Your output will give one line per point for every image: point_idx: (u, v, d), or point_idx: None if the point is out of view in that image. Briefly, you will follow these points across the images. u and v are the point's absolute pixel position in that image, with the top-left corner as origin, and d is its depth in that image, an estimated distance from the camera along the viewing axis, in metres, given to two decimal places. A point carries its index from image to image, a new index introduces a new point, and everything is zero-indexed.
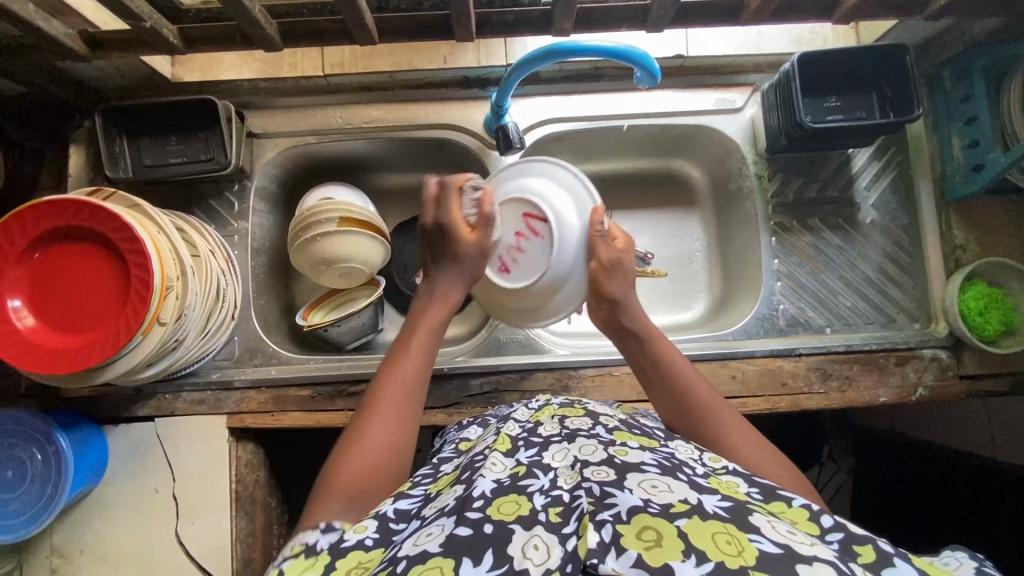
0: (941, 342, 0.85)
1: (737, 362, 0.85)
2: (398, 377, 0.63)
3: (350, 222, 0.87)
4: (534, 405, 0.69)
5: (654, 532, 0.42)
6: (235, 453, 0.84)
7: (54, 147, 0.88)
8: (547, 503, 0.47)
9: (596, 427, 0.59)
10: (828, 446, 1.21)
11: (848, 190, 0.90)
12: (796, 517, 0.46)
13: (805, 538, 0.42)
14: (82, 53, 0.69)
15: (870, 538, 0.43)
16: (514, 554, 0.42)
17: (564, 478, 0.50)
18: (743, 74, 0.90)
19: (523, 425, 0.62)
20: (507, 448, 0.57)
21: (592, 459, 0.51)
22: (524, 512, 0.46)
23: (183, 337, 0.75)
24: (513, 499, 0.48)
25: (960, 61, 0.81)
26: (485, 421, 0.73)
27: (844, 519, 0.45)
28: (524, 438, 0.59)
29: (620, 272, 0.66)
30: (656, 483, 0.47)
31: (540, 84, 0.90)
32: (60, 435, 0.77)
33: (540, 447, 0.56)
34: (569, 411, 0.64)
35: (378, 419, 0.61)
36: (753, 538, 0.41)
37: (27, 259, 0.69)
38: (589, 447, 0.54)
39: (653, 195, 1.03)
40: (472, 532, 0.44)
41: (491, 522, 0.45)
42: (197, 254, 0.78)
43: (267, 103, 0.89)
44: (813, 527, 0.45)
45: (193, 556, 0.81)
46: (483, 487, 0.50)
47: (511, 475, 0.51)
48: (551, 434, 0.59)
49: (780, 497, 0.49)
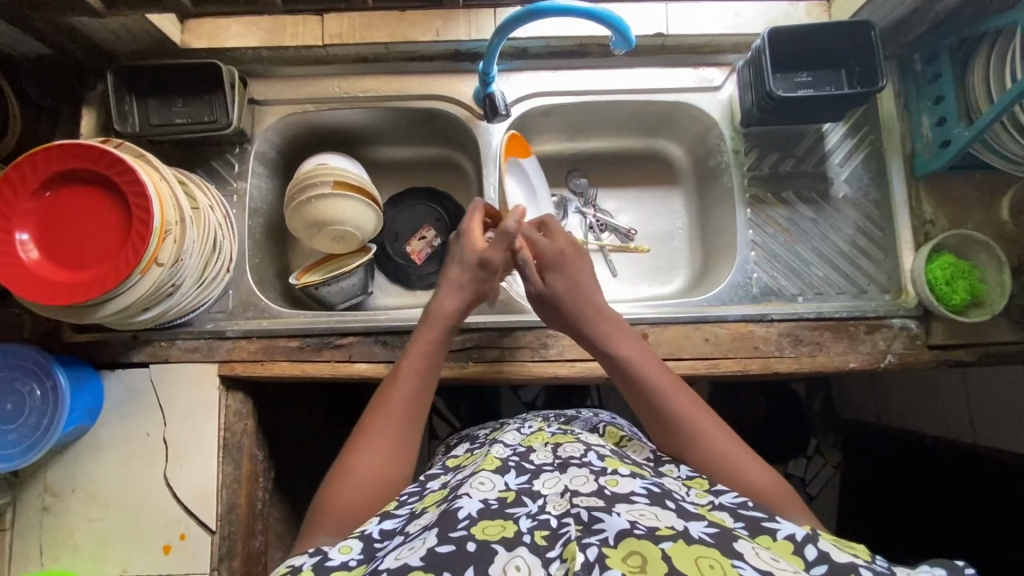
0: (910, 312, 0.88)
1: (710, 326, 0.88)
2: (391, 409, 0.68)
3: (343, 186, 0.93)
4: (526, 431, 0.72)
5: (640, 558, 0.44)
6: (225, 402, 0.88)
7: (69, 107, 0.92)
8: (533, 526, 0.50)
9: (589, 454, 0.61)
10: (816, 440, 1.32)
11: (822, 166, 0.93)
12: (782, 550, 0.49)
13: (788, 566, 0.45)
14: (97, 7, 0.73)
15: (853, 566, 0.47)
16: (495, 574, 0.45)
17: (553, 505, 0.53)
18: (721, 54, 0.95)
19: (513, 448, 0.65)
20: (495, 467, 0.60)
21: (581, 489, 0.54)
22: (508, 534, 0.49)
23: (179, 283, 0.79)
24: (499, 522, 0.50)
25: (926, 44, 0.87)
26: (473, 440, 0.76)
27: (828, 549, 0.48)
28: (515, 461, 0.61)
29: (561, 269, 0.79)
30: (644, 512, 0.50)
31: (528, 59, 0.95)
32: (59, 370, 0.80)
33: (532, 474, 0.59)
34: (562, 437, 0.66)
35: (367, 453, 0.65)
36: (736, 563, 0.44)
37: (38, 196, 0.73)
38: (581, 477, 0.56)
39: (636, 172, 1.08)
40: (456, 549, 0.47)
41: (474, 540, 0.48)
42: (196, 207, 0.82)
43: (270, 71, 0.95)
44: (798, 560, 0.48)
45: (179, 498, 0.84)
46: (469, 505, 0.52)
47: (499, 497, 0.54)
48: (543, 462, 0.61)
49: (766, 531, 0.51)
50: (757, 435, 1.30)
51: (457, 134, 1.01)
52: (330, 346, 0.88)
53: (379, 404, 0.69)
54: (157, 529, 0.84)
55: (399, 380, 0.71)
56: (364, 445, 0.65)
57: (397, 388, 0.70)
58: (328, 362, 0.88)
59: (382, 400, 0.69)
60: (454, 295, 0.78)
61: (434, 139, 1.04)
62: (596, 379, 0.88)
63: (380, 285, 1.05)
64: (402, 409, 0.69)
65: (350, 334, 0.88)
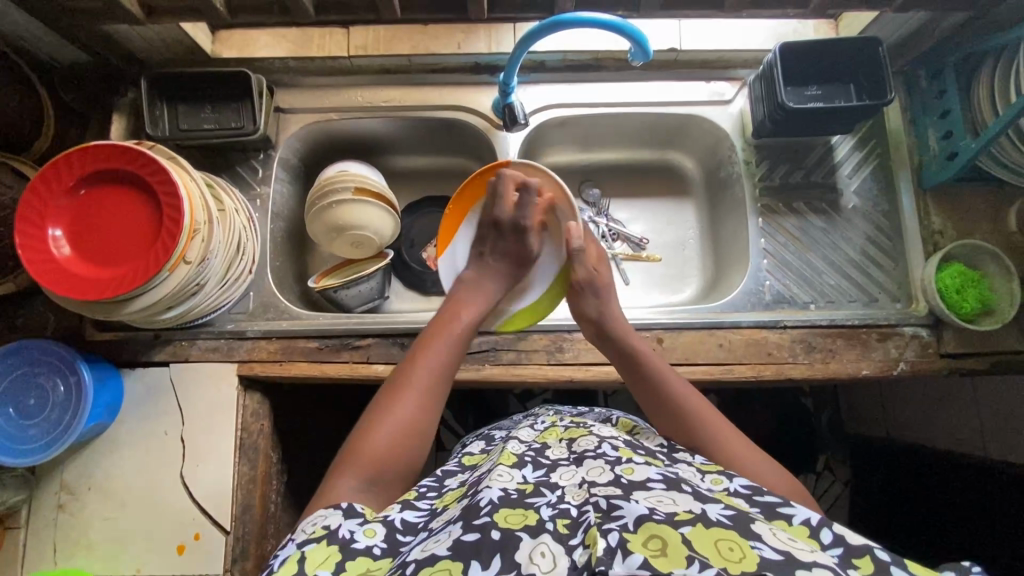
0: (922, 320, 0.89)
1: (724, 332, 0.89)
2: (413, 382, 0.67)
3: (365, 193, 0.95)
4: (539, 426, 0.73)
5: (660, 541, 0.43)
6: (242, 402, 0.88)
7: (99, 112, 0.95)
8: (554, 514, 0.50)
9: (602, 445, 0.62)
10: (825, 457, 1.32)
11: (832, 177, 0.95)
12: (797, 533, 0.48)
13: (805, 546, 0.45)
14: (137, 14, 0.77)
15: (867, 548, 0.46)
16: (521, 561, 0.45)
17: (572, 495, 0.53)
18: (732, 69, 0.98)
19: (529, 445, 0.66)
20: (512, 462, 0.60)
21: (599, 480, 0.54)
22: (531, 522, 0.48)
23: (203, 282, 0.81)
24: (520, 511, 0.50)
25: (932, 61, 0.90)
26: (489, 437, 0.77)
27: (844, 532, 0.48)
28: (531, 457, 0.63)
29: (591, 291, 0.81)
30: (661, 497, 0.50)
31: (546, 72, 0.98)
32: (83, 367, 0.81)
33: (548, 468, 0.60)
34: (574, 432, 0.68)
35: (399, 404, 0.65)
36: (755, 544, 0.44)
37: (73, 194, 0.76)
38: (597, 468, 0.57)
39: (649, 184, 1.11)
40: (480, 537, 0.47)
41: (498, 528, 0.48)
42: (222, 208, 0.84)
43: (296, 81, 0.98)
44: (814, 542, 0.47)
45: (195, 497, 0.84)
46: (490, 494, 0.52)
47: (518, 488, 0.54)
48: (559, 457, 0.62)
49: (782, 515, 0.51)
50: (768, 449, 1.29)
51: (474, 144, 1.03)
52: (348, 347, 0.89)
53: (413, 357, 0.70)
54: (173, 528, 0.84)
55: (436, 338, 0.72)
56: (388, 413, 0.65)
57: (434, 345, 0.71)
58: (346, 362, 0.89)
59: (403, 376, 0.68)
60: (496, 278, 0.82)
61: (451, 148, 1.07)
62: (610, 384, 0.88)
63: (395, 290, 1.07)
64: (436, 363, 0.70)
65: (369, 336, 0.90)
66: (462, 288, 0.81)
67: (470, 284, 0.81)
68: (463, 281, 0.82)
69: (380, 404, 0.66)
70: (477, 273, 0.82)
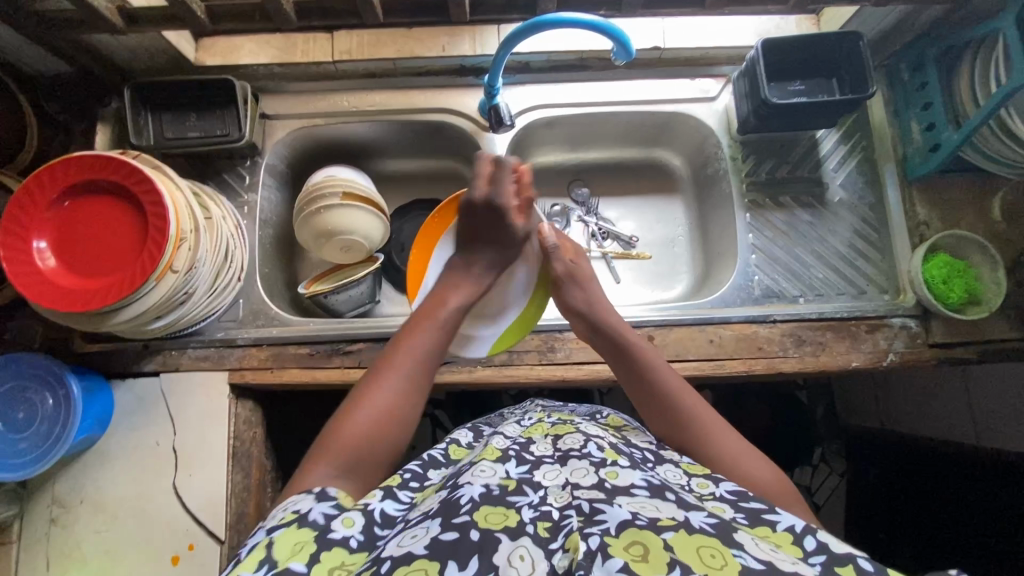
0: (909, 311, 0.89)
1: (714, 327, 0.89)
2: (396, 365, 0.69)
3: (354, 197, 0.95)
4: (526, 422, 0.72)
5: (642, 547, 0.44)
6: (234, 410, 0.88)
7: (83, 123, 0.95)
8: (535, 517, 0.49)
9: (588, 445, 0.62)
10: (820, 449, 1.31)
11: (818, 172, 0.96)
12: (780, 540, 0.49)
13: (787, 557, 0.45)
14: (119, 25, 0.77)
15: (849, 557, 0.45)
16: (499, 564, 0.44)
17: (554, 497, 0.53)
18: (717, 66, 0.99)
19: (513, 439, 0.65)
20: (496, 457, 0.59)
21: (582, 483, 0.54)
22: (512, 524, 0.48)
23: (191, 290, 0.80)
24: (501, 511, 0.50)
25: (913, 54, 0.91)
26: (475, 428, 0.75)
27: (826, 541, 0.48)
28: (515, 452, 0.61)
29: (575, 284, 0.84)
30: (644, 504, 0.50)
31: (531, 73, 0.98)
32: (71, 379, 0.80)
33: (532, 465, 0.59)
34: (561, 429, 0.68)
35: (385, 385, 0.67)
36: (736, 553, 0.44)
37: (56, 207, 0.75)
38: (581, 470, 0.56)
39: (638, 181, 1.11)
40: (459, 537, 0.47)
41: (477, 528, 0.48)
42: (209, 216, 0.84)
43: (282, 87, 0.98)
44: (797, 549, 0.47)
45: (187, 507, 0.84)
46: (471, 491, 0.52)
47: (501, 485, 0.54)
48: (544, 453, 0.61)
49: (765, 522, 0.51)
50: (763, 444, 1.30)
51: (461, 146, 1.03)
52: (339, 353, 0.89)
53: (396, 342, 0.72)
54: (166, 539, 0.84)
55: (421, 321, 0.74)
56: (363, 398, 0.66)
57: (418, 329, 0.73)
58: (337, 368, 0.88)
59: (385, 360, 0.70)
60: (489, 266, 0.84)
61: (439, 151, 1.07)
62: (602, 382, 0.89)
63: (386, 293, 1.07)
64: (418, 346, 0.71)
65: (360, 341, 0.89)
66: (450, 273, 0.82)
67: (460, 268, 0.83)
68: (454, 266, 0.83)
69: (367, 387, 0.67)
70: (465, 261, 0.83)
